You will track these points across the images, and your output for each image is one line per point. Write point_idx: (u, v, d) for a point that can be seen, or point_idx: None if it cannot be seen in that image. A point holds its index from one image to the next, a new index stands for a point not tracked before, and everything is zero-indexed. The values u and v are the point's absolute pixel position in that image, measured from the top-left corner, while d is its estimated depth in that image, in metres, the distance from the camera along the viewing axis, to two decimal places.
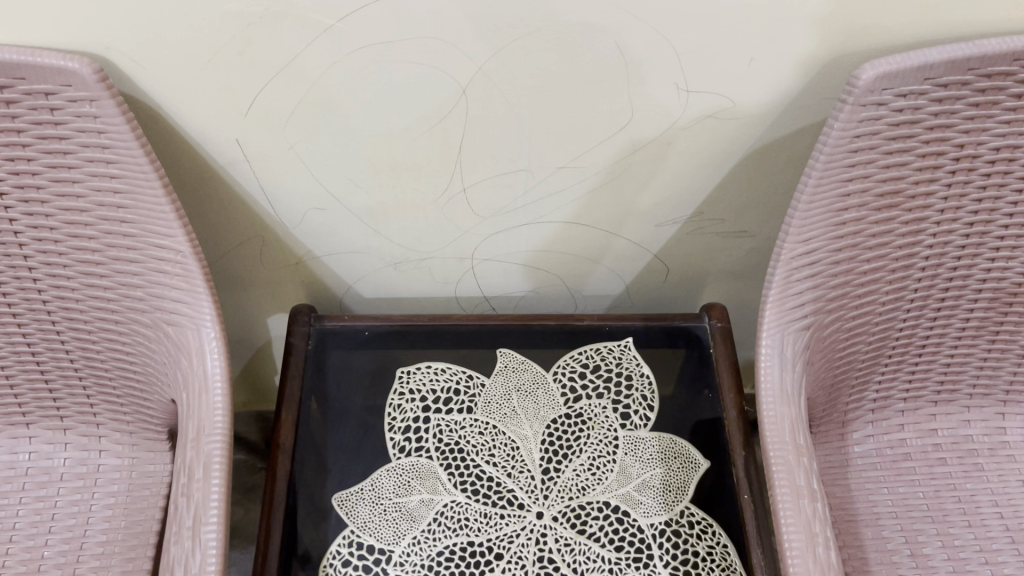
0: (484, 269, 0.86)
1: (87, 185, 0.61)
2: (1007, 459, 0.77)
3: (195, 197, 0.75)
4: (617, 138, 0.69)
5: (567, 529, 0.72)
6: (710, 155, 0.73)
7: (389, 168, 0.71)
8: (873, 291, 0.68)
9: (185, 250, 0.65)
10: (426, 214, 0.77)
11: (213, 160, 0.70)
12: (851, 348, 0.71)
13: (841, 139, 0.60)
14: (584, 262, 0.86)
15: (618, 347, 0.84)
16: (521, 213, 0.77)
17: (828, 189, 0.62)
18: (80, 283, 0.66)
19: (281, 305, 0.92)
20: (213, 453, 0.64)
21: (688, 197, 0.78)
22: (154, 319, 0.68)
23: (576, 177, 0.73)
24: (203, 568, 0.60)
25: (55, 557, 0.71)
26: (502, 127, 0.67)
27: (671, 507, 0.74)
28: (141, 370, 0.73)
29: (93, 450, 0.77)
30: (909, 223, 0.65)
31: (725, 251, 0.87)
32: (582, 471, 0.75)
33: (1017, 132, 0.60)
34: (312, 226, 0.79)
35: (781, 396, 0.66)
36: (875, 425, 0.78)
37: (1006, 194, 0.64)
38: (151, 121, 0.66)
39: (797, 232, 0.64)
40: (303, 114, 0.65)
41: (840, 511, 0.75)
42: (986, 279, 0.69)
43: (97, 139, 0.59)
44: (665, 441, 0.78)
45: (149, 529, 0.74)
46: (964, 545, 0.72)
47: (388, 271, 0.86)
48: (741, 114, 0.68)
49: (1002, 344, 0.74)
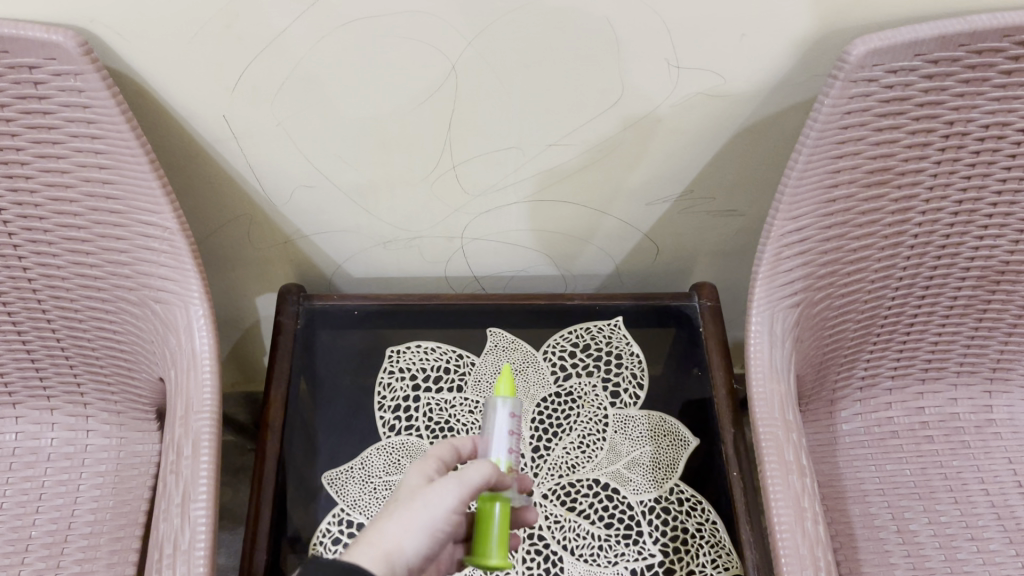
0: (474, 248, 0.86)
1: (73, 161, 0.61)
2: (993, 436, 0.78)
3: (181, 173, 0.74)
4: (609, 115, 0.69)
5: (557, 506, 0.72)
6: (701, 133, 0.72)
7: (377, 145, 0.70)
8: (862, 269, 0.68)
9: (171, 226, 0.64)
10: (415, 192, 0.76)
11: (200, 136, 0.69)
12: (840, 325, 0.71)
13: (832, 115, 0.59)
14: (574, 241, 0.86)
15: (608, 326, 0.84)
16: (510, 191, 0.77)
17: (818, 166, 0.62)
18: (66, 260, 0.66)
19: (269, 285, 0.92)
20: (201, 430, 0.63)
21: (678, 175, 0.78)
22: (141, 296, 0.67)
23: (567, 156, 0.73)
24: (193, 545, 0.59)
25: (42, 537, 0.71)
26: (492, 104, 0.67)
27: (661, 485, 0.74)
28: (129, 349, 0.72)
29: (81, 430, 0.76)
30: (898, 201, 0.65)
31: (714, 230, 0.87)
32: (572, 449, 0.76)
33: (1006, 109, 0.60)
34: (300, 205, 0.78)
35: (770, 373, 0.66)
36: (863, 404, 0.79)
37: (995, 172, 0.64)
38: (137, 96, 0.66)
39: (787, 209, 0.64)
40: (291, 90, 0.65)
41: (828, 488, 0.75)
42: (974, 257, 0.69)
43: (82, 113, 0.59)
44: (655, 419, 0.78)
45: (138, 508, 0.74)
46: (950, 522, 0.73)
47: (377, 250, 0.86)
48: (731, 92, 0.68)
49: (989, 322, 0.74)
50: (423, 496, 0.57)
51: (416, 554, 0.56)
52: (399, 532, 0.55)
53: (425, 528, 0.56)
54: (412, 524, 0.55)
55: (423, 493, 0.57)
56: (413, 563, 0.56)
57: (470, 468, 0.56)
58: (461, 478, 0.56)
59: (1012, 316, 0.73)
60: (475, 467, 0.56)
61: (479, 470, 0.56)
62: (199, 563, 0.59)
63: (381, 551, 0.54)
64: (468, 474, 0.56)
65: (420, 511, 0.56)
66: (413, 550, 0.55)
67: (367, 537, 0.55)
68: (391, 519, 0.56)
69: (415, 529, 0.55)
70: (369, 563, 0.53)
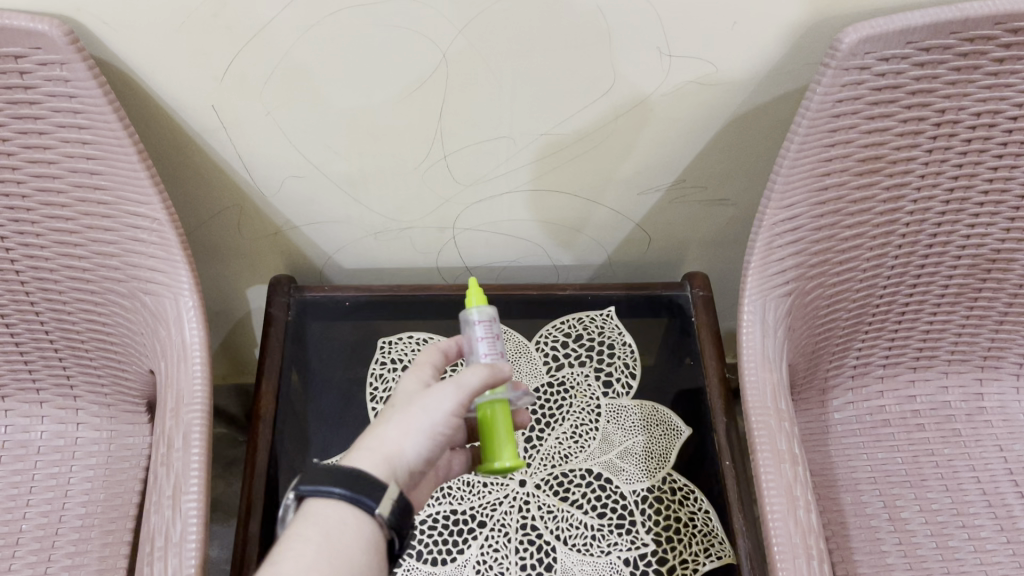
0: (466, 238, 0.85)
1: (60, 151, 0.60)
2: (984, 424, 0.78)
3: (170, 164, 0.74)
4: (600, 103, 0.69)
5: (550, 497, 0.72)
6: (692, 122, 0.72)
7: (367, 135, 0.70)
8: (854, 259, 0.68)
9: (160, 218, 0.64)
10: (406, 182, 0.76)
11: (189, 126, 0.69)
12: (832, 314, 0.71)
13: (823, 104, 0.59)
14: (566, 231, 0.85)
15: (600, 316, 0.84)
16: (501, 181, 0.77)
17: (810, 155, 0.62)
18: (53, 251, 0.65)
19: (260, 276, 0.91)
20: (192, 422, 0.63)
21: (670, 164, 0.77)
22: (130, 288, 0.67)
23: (559, 144, 0.73)
24: (184, 538, 0.59)
25: (33, 530, 0.70)
26: (483, 93, 0.66)
27: (653, 475, 0.74)
28: (118, 341, 0.72)
29: (71, 423, 0.76)
30: (890, 189, 0.65)
31: (706, 219, 0.86)
32: (565, 439, 0.76)
33: (997, 97, 0.60)
34: (290, 195, 0.78)
35: (762, 361, 0.66)
36: (855, 393, 0.79)
37: (986, 160, 0.64)
38: (124, 85, 0.65)
39: (778, 198, 0.64)
40: (281, 79, 0.64)
41: (820, 477, 0.75)
42: (966, 246, 0.69)
43: (69, 104, 0.58)
44: (648, 409, 0.78)
45: (129, 501, 0.73)
46: (941, 509, 0.73)
47: (369, 241, 0.85)
48: (723, 81, 0.68)
49: (980, 310, 0.74)
50: (421, 401, 0.55)
51: (418, 458, 0.55)
52: (399, 436, 0.55)
53: (425, 433, 0.55)
54: (410, 428, 0.55)
55: (421, 396, 0.56)
56: (414, 466, 0.55)
57: (466, 371, 0.55)
58: (459, 382, 0.54)
59: (1003, 304, 0.73)
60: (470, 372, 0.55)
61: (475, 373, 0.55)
62: (190, 555, 0.58)
63: (382, 456, 0.54)
64: (464, 377, 0.55)
65: (419, 415, 0.55)
66: (415, 454, 0.55)
67: (367, 442, 0.55)
68: (390, 424, 0.55)
69: (414, 433, 0.55)
70: (370, 467, 0.53)
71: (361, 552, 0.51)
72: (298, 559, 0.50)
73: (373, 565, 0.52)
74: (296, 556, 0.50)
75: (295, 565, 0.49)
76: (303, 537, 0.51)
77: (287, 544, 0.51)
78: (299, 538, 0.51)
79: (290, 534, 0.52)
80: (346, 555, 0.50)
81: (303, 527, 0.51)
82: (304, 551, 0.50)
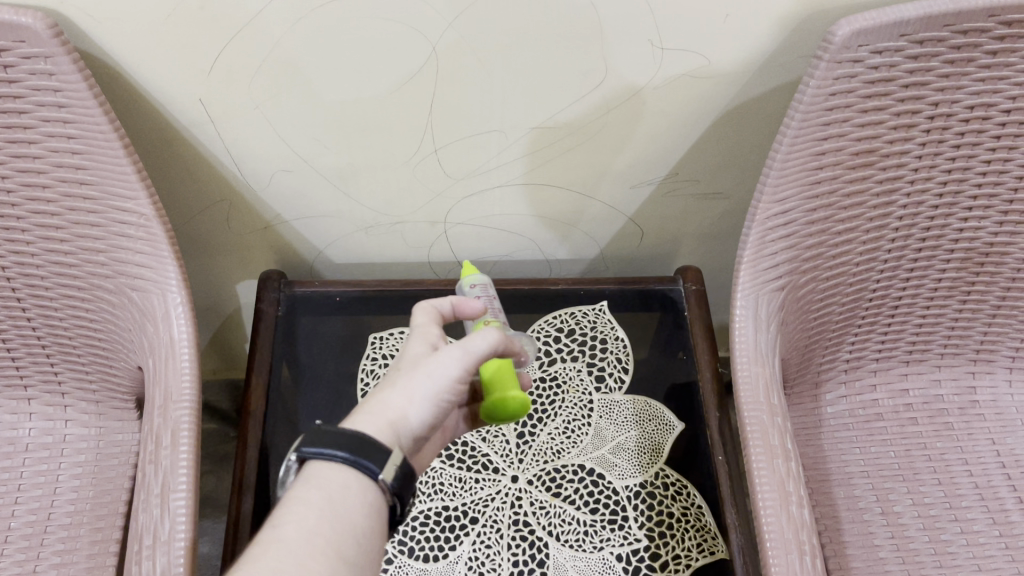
0: (457, 233, 0.85)
1: (45, 146, 0.60)
2: (977, 418, 0.78)
3: (159, 158, 0.73)
4: (592, 97, 0.68)
5: (543, 492, 0.72)
6: (684, 115, 0.72)
7: (357, 128, 0.69)
8: (848, 253, 0.68)
9: (147, 213, 0.63)
10: (397, 176, 0.75)
11: (176, 120, 0.68)
12: (825, 309, 0.71)
13: (816, 97, 0.59)
14: (558, 225, 0.85)
15: (593, 310, 0.83)
16: (493, 175, 0.76)
17: (802, 148, 0.62)
18: (40, 247, 0.64)
19: (250, 271, 0.91)
20: (180, 419, 0.63)
21: (663, 157, 0.77)
22: (118, 285, 0.66)
23: (551, 138, 0.72)
24: (173, 536, 0.59)
25: (21, 528, 0.70)
26: (473, 85, 0.66)
27: (646, 470, 0.74)
28: (106, 338, 0.71)
29: (59, 420, 0.75)
30: (883, 182, 0.64)
31: (699, 213, 0.86)
32: (557, 435, 0.76)
33: (991, 90, 0.60)
34: (280, 189, 0.77)
35: (755, 356, 0.65)
36: (848, 387, 0.79)
37: (980, 153, 0.63)
38: (110, 79, 0.64)
39: (771, 192, 0.63)
40: (269, 72, 0.63)
41: (813, 471, 0.75)
42: (959, 239, 0.69)
43: (54, 98, 0.57)
44: (640, 403, 0.78)
45: (118, 499, 0.73)
46: (934, 503, 0.73)
47: (360, 235, 0.85)
48: (715, 74, 0.67)
49: (973, 304, 0.74)
50: (425, 365, 0.56)
51: (421, 422, 0.56)
52: (403, 400, 0.55)
53: (429, 397, 0.55)
54: (414, 392, 0.55)
55: (426, 359, 0.56)
56: (417, 429, 0.56)
57: (473, 337, 0.56)
58: (466, 345, 0.55)
59: (996, 298, 0.73)
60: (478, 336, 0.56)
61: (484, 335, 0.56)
62: (179, 553, 0.58)
63: (387, 420, 0.54)
64: (472, 341, 0.56)
65: (423, 379, 0.55)
66: (418, 417, 0.55)
67: (370, 407, 0.55)
68: (394, 388, 0.55)
69: (418, 397, 0.55)
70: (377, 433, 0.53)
71: (363, 517, 0.50)
72: (300, 522, 0.48)
73: (374, 531, 0.51)
74: (298, 519, 0.49)
75: (297, 528, 0.48)
76: (304, 499, 0.50)
77: (288, 506, 0.50)
78: (301, 500, 0.50)
79: (291, 496, 0.50)
80: (349, 519, 0.50)
81: (304, 490, 0.50)
82: (306, 515, 0.49)
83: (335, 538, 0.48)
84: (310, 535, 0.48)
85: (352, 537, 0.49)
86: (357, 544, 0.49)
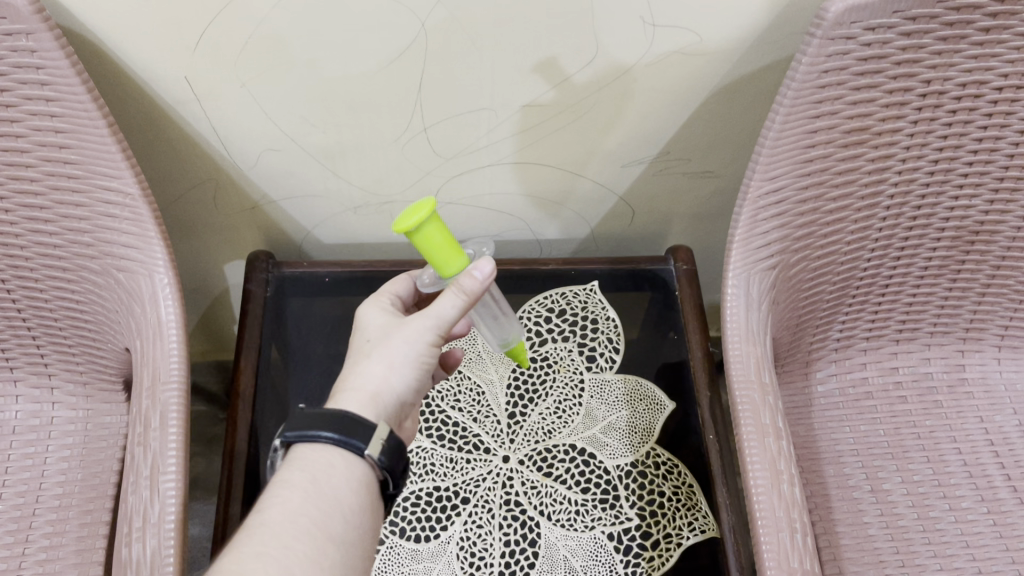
0: (447, 213, 0.84)
1: (27, 125, 0.59)
2: (966, 396, 0.78)
3: (145, 138, 0.72)
4: (582, 74, 0.67)
5: (534, 472, 0.72)
6: (676, 92, 0.71)
7: (346, 106, 0.68)
8: (839, 231, 0.67)
9: (133, 192, 0.62)
10: (386, 155, 0.75)
11: (162, 98, 0.67)
12: (816, 288, 0.71)
13: (808, 74, 0.59)
14: (549, 205, 0.84)
15: (584, 290, 0.83)
16: (484, 153, 0.75)
17: (795, 126, 0.61)
18: (23, 228, 0.63)
19: (238, 251, 0.90)
20: (169, 401, 0.62)
21: (653, 135, 0.76)
22: (103, 265, 0.65)
23: (540, 115, 0.72)
24: (162, 518, 0.58)
25: (8, 511, 0.69)
26: (463, 64, 0.65)
27: (637, 449, 0.74)
28: (92, 319, 0.70)
29: (46, 402, 0.75)
30: (874, 160, 0.64)
31: (690, 192, 0.86)
32: (548, 415, 0.75)
33: (983, 67, 0.60)
34: (267, 168, 0.76)
35: (746, 335, 0.65)
36: (838, 365, 0.79)
37: (971, 131, 0.63)
38: (92, 55, 0.63)
39: (763, 169, 0.63)
40: (255, 50, 0.62)
41: (803, 449, 0.75)
42: (950, 217, 0.68)
43: (36, 75, 0.56)
44: (631, 383, 0.78)
45: (107, 481, 0.72)
46: (923, 481, 0.73)
47: (349, 215, 0.84)
48: (707, 51, 0.67)
49: (964, 282, 0.74)
50: (401, 333, 0.55)
51: (405, 387, 0.55)
52: (384, 370, 0.54)
53: (408, 363, 0.55)
54: (394, 358, 0.55)
55: (400, 328, 0.56)
56: (404, 394, 0.55)
57: (442, 300, 0.52)
58: (437, 313, 0.53)
59: (986, 275, 0.73)
60: (446, 299, 0.51)
61: (471, 280, 0.50)
62: (169, 536, 0.58)
63: (368, 393, 0.54)
64: (441, 309, 0.53)
65: (400, 346, 0.55)
66: (401, 383, 0.55)
67: (351, 382, 0.54)
68: (372, 357, 0.55)
69: (397, 364, 0.55)
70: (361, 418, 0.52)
71: (351, 494, 0.50)
72: (285, 504, 0.48)
73: (363, 506, 0.51)
74: (283, 502, 0.48)
75: (283, 511, 0.48)
76: (288, 481, 0.49)
77: (273, 489, 0.49)
78: (285, 483, 0.49)
79: (276, 480, 0.50)
80: (336, 497, 0.49)
81: (289, 473, 0.50)
82: (291, 497, 0.48)
83: (321, 517, 0.48)
84: (295, 517, 0.48)
85: (339, 514, 0.49)
86: (345, 521, 0.49)
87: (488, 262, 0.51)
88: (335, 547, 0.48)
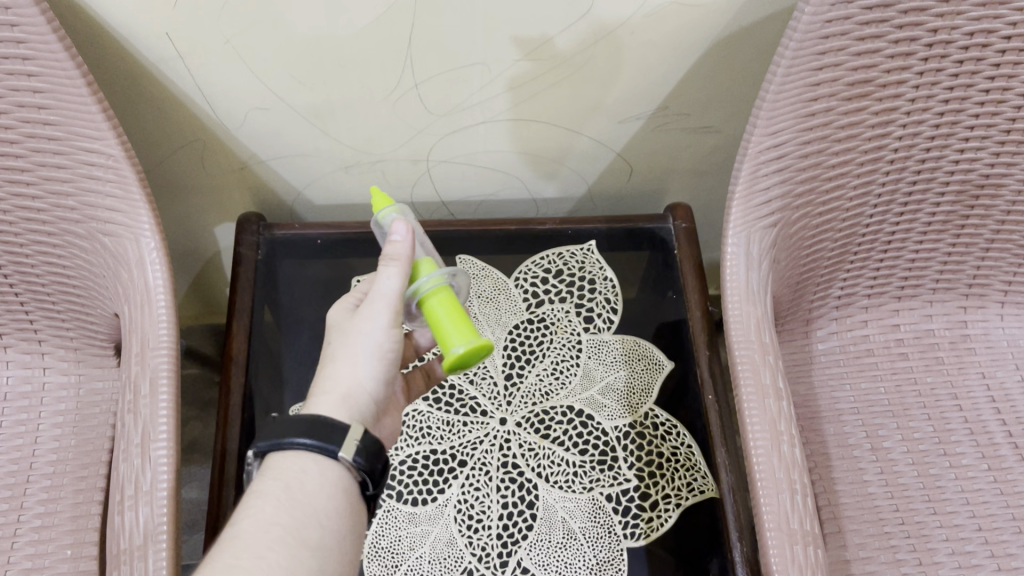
0: (441, 171, 0.82)
1: (4, 85, 0.57)
2: (967, 352, 0.77)
3: (129, 96, 0.70)
4: (580, 26, 0.65)
5: (531, 434, 0.71)
6: (675, 44, 0.69)
7: (332, 61, 0.66)
8: (840, 186, 0.66)
9: (116, 153, 0.61)
10: (376, 112, 0.73)
11: (144, 56, 0.65)
12: (817, 246, 0.70)
13: (812, 24, 0.57)
14: (546, 163, 0.83)
15: (580, 250, 0.82)
16: (476, 111, 0.74)
17: (798, 78, 0.59)
18: (5, 193, 0.61)
19: (227, 213, 0.88)
20: (160, 367, 0.61)
21: (651, 89, 0.74)
22: (89, 230, 0.64)
23: (534, 71, 0.70)
24: (155, 485, 0.58)
25: (4, 478, 0.68)
26: (455, 16, 0.62)
27: (636, 410, 0.73)
28: (80, 283, 0.69)
29: (37, 367, 0.73)
30: (878, 114, 0.62)
31: (692, 147, 0.84)
32: (546, 375, 0.74)
33: (992, 15, 0.57)
34: (255, 127, 0.74)
35: (746, 294, 0.64)
36: (839, 323, 0.78)
37: (978, 82, 0.61)
38: (67, 10, 0.61)
39: (763, 125, 0.62)
40: (236, 7, 0.60)
41: (804, 408, 0.75)
42: (955, 170, 0.67)
43: (11, 33, 0.55)
44: (630, 343, 0.77)
45: (101, 447, 0.71)
46: (923, 438, 0.73)
47: (339, 174, 0.82)
48: (708, 2, 0.65)
49: (967, 237, 0.72)
50: (357, 330, 0.54)
51: (376, 383, 0.55)
52: (350, 371, 0.54)
53: (372, 355, 0.54)
54: (357, 356, 0.54)
55: (353, 324, 0.55)
56: (374, 391, 0.55)
57: (380, 278, 0.53)
58: (380, 290, 0.53)
59: (990, 232, 0.71)
60: (382, 273, 0.52)
61: (394, 244, 0.52)
62: (162, 502, 0.57)
63: (340, 395, 0.53)
64: (383, 284, 0.53)
65: (361, 341, 0.54)
66: (369, 379, 0.55)
67: (323, 385, 0.54)
68: (336, 360, 0.54)
69: (363, 359, 0.54)
70: (333, 409, 0.53)
71: (327, 501, 0.49)
72: (258, 515, 0.47)
73: (341, 510, 0.50)
74: (256, 513, 0.48)
75: (256, 523, 0.47)
76: (262, 493, 0.49)
77: (248, 502, 0.48)
78: (261, 495, 0.49)
79: (251, 491, 0.49)
80: (310, 504, 0.49)
81: (263, 484, 0.49)
82: (263, 508, 0.48)
83: (296, 526, 0.48)
84: (268, 527, 0.47)
85: (315, 521, 0.48)
86: (322, 528, 0.48)
87: (402, 221, 0.53)
88: (310, 555, 0.47)
